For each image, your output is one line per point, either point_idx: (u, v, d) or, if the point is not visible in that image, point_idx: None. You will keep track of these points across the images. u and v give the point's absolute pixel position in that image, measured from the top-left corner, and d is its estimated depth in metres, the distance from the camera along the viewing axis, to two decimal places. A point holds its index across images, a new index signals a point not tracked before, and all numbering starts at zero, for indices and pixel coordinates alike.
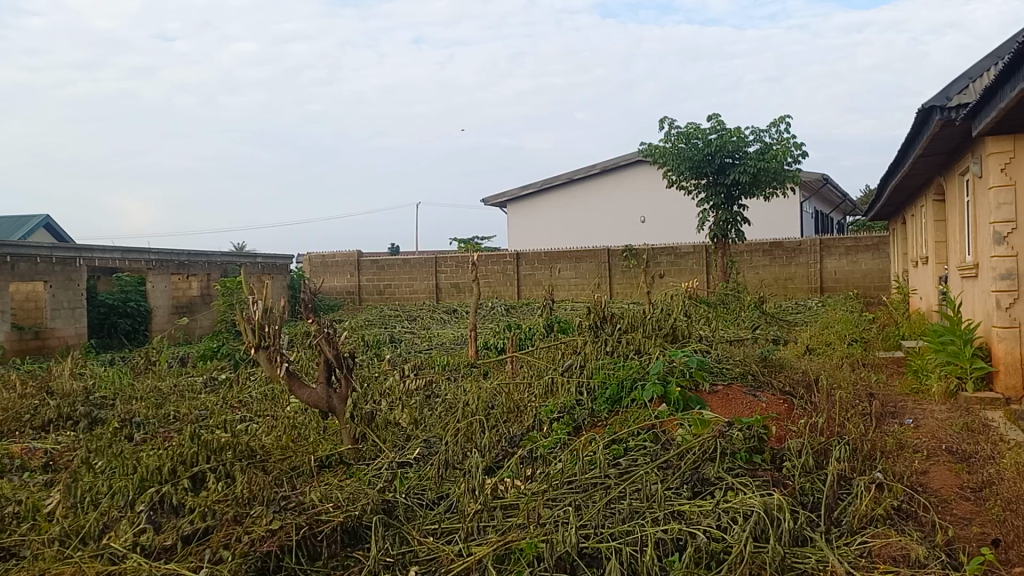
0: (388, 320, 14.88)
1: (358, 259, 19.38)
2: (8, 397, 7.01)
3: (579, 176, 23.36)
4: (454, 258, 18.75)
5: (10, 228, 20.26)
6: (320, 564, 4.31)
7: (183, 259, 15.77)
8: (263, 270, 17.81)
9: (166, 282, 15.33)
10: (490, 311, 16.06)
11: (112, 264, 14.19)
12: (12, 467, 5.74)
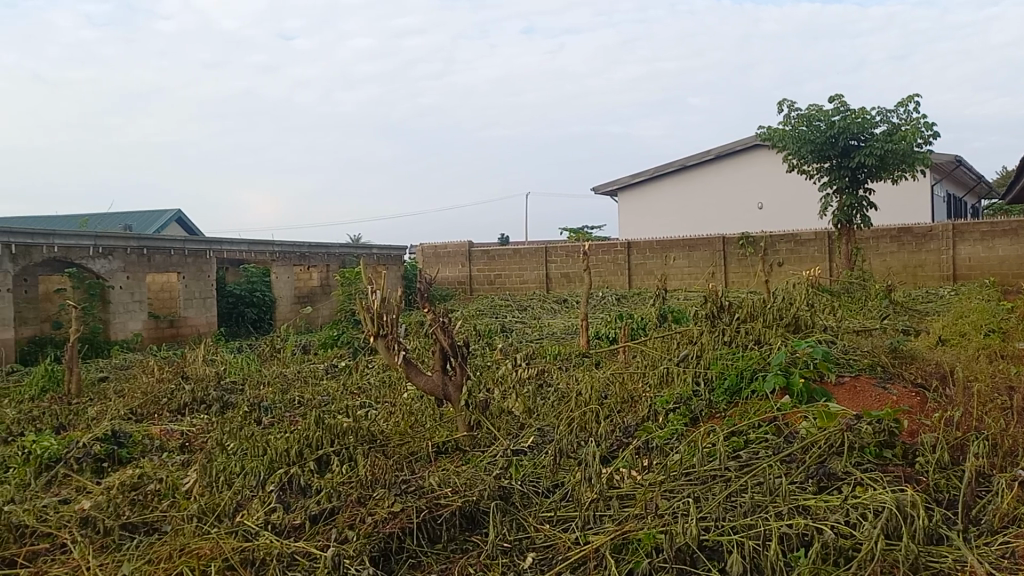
0: (498, 310, 15.02)
1: (469, 250, 19.64)
2: (147, 381, 7.48)
3: (692, 162, 22.95)
4: (564, 247, 18.76)
5: (145, 221, 21.49)
6: (440, 546, 4.44)
7: (305, 251, 16.39)
8: (377, 261, 18.30)
9: (289, 273, 15.99)
10: (601, 301, 16.00)
11: (240, 255, 14.89)
12: (152, 448, 6.11)
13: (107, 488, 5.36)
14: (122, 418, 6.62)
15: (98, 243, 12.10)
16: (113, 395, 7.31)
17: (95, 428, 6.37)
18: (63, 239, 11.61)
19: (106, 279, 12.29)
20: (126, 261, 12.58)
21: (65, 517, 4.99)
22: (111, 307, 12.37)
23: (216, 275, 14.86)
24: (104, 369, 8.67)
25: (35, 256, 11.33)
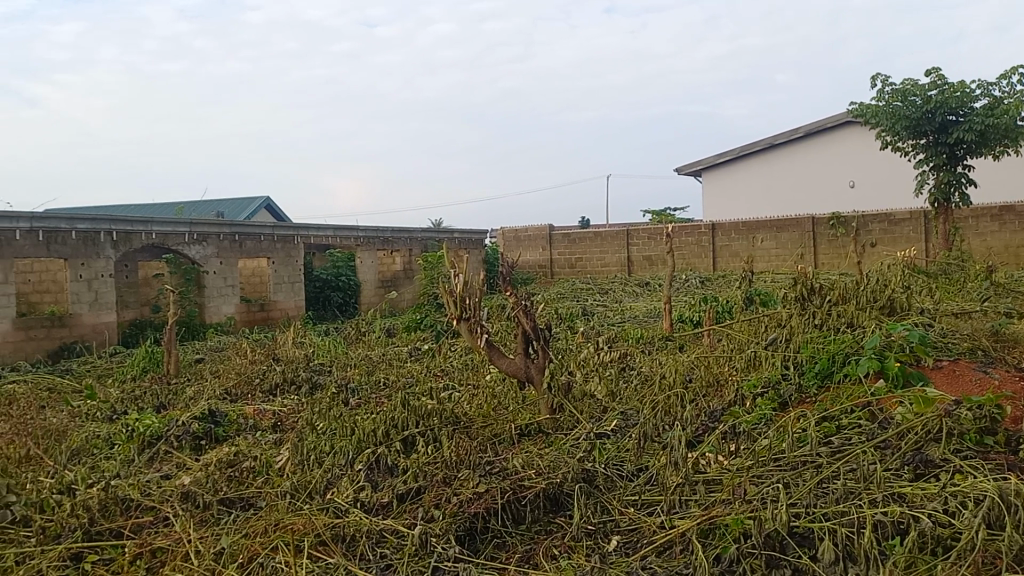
0: (579, 293, 14.98)
1: (549, 233, 19.64)
2: (241, 363, 7.76)
3: (780, 141, 22.38)
4: (646, 230, 18.56)
5: (237, 208, 22.21)
6: (524, 528, 4.48)
7: (388, 236, 16.68)
8: (459, 246, 18.48)
9: (373, 258, 16.29)
10: (684, 283, 15.78)
11: (325, 241, 15.27)
12: (247, 426, 6.35)
13: (205, 465, 5.60)
14: (217, 398, 6.89)
15: (193, 229, 12.61)
16: (209, 376, 7.62)
17: (193, 407, 6.65)
18: (161, 226, 12.15)
19: (201, 265, 12.80)
20: (219, 247, 13.05)
21: (167, 492, 5.24)
22: (205, 292, 12.87)
23: (304, 260, 15.27)
24: (201, 350, 9.03)
25: (135, 242, 11.92)
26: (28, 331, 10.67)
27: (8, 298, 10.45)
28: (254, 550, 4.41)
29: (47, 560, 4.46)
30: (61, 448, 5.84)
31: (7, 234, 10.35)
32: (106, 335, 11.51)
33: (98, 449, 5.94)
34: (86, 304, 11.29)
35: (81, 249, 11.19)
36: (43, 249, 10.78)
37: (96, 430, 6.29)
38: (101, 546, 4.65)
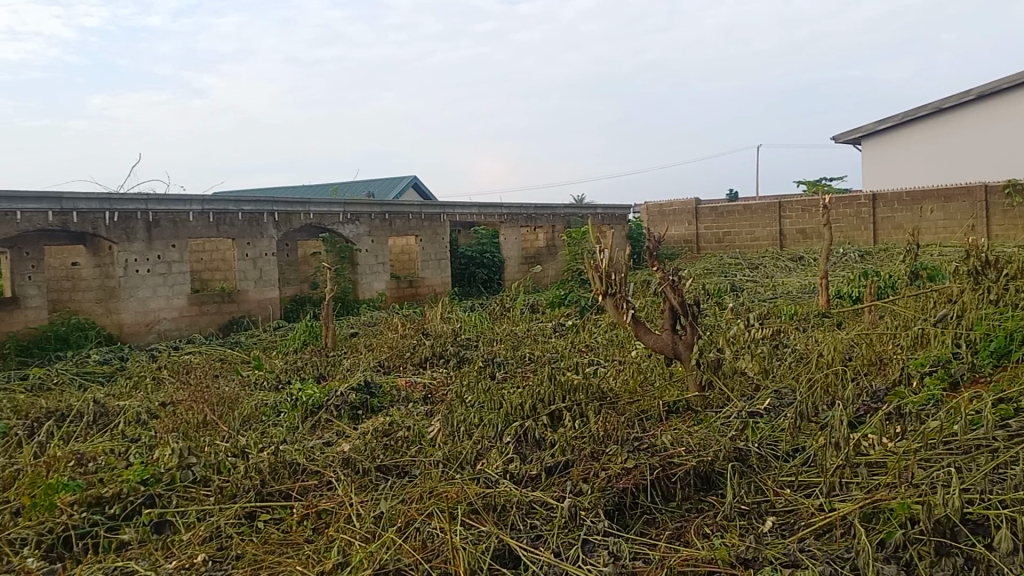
0: (728, 269, 14.57)
1: (696, 207, 19.16)
2: (393, 337, 8.09)
3: (949, 105, 20.89)
4: (800, 201, 18.05)
5: (386, 187, 22.96)
6: (675, 505, 4.45)
7: (531, 212, 16.81)
8: (602, 221, 18.41)
9: (516, 235, 16.46)
10: (841, 257, 15.05)
11: (470, 218, 15.60)
12: (400, 398, 6.62)
13: (362, 433, 5.89)
14: (372, 370, 7.22)
15: (347, 209, 13.18)
16: (364, 349, 7.97)
17: (350, 378, 7.00)
18: (318, 207, 12.76)
19: (354, 242, 13.38)
20: (371, 226, 13.60)
21: (328, 458, 5.55)
22: (359, 269, 13.47)
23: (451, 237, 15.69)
24: (355, 325, 9.45)
25: (295, 222, 12.59)
26: (202, 306, 11.54)
27: (184, 275, 11.33)
28: (411, 515, 4.61)
29: (225, 517, 4.84)
30: (233, 415, 6.29)
31: (182, 216, 11.19)
32: (270, 310, 12.31)
33: (266, 416, 6.36)
34: (252, 281, 12.06)
35: (247, 230, 11.94)
36: (213, 229, 11.60)
37: (263, 398, 6.74)
38: (271, 506, 4.99)
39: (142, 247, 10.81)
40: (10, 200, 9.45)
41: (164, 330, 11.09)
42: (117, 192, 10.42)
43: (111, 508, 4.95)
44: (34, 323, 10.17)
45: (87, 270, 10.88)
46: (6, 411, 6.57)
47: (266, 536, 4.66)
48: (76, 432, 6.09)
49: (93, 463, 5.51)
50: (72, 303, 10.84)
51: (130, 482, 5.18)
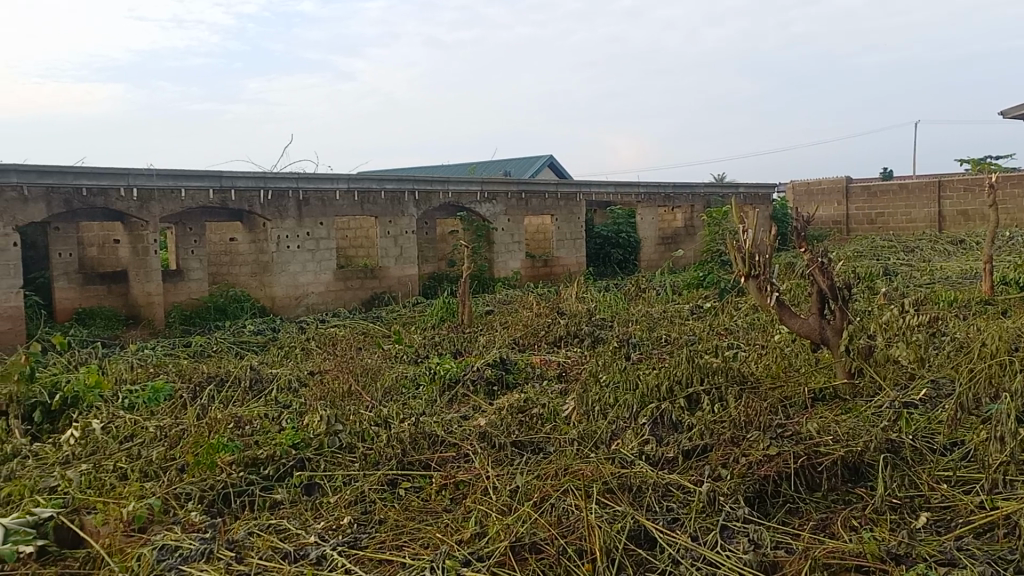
0: (879, 251, 13.85)
1: (846, 186, 18.37)
2: (528, 315, 8.18)
3: None
4: (963, 181, 16.87)
5: (523, 167, 23.08)
6: (820, 496, 4.29)
7: (669, 192, 16.50)
8: (744, 201, 17.89)
9: (653, 214, 16.25)
10: (1008, 241, 13.99)
11: (607, 198, 15.51)
12: (535, 375, 6.69)
13: (498, 408, 5.99)
14: (507, 347, 7.33)
15: (485, 188, 13.37)
16: (499, 327, 8.09)
17: (486, 354, 7.14)
18: (456, 186, 13.01)
19: (490, 221, 13.58)
20: (507, 205, 13.75)
21: (466, 431, 5.68)
22: (495, 248, 13.68)
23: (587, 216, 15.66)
24: (490, 303, 9.59)
25: (434, 201, 12.87)
26: (346, 281, 12.05)
27: (330, 252, 11.84)
28: (546, 491, 4.66)
29: (368, 483, 5.05)
30: (375, 386, 6.54)
31: (329, 194, 11.67)
32: (410, 287, 12.69)
33: (406, 388, 6.58)
34: (393, 258, 12.47)
35: (389, 208, 12.33)
36: (358, 208, 12.03)
37: (404, 370, 6.97)
38: (411, 474, 5.17)
39: (293, 224, 11.38)
40: (176, 179, 10.21)
41: (312, 303, 11.68)
42: (271, 172, 10.98)
43: (266, 469, 5.26)
44: (196, 294, 11.03)
45: (243, 246, 11.57)
46: (172, 375, 7.09)
47: (407, 503, 4.83)
48: (233, 397, 6.50)
49: (249, 427, 5.87)
50: (229, 276, 11.67)
51: (282, 445, 5.50)
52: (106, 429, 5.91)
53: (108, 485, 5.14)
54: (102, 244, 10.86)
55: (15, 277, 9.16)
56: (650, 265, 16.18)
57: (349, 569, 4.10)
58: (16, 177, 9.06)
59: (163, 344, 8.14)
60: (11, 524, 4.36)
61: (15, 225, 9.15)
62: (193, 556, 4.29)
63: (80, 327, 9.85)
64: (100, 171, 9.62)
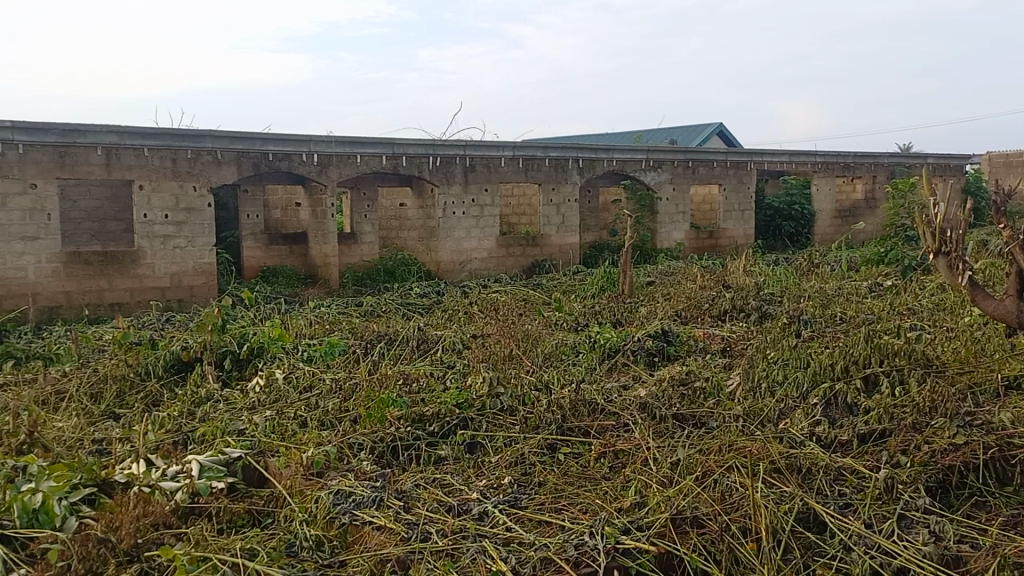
0: None
1: None
2: (692, 287, 8.02)
3: None
4: None
5: (690, 134, 22.47)
6: (1011, 491, 4.05)
7: (849, 161, 15.61)
8: (932, 171, 16.66)
9: (830, 185, 15.47)
10: None
11: (780, 167, 14.89)
12: (697, 348, 6.57)
13: (659, 380, 5.93)
14: (669, 319, 7.23)
15: (650, 157, 13.17)
16: (661, 298, 7.98)
17: (648, 325, 7.06)
18: (621, 153, 12.88)
19: (655, 190, 13.37)
20: (673, 173, 13.48)
21: (627, 400, 5.66)
22: (658, 217, 13.47)
23: (757, 186, 15.13)
24: (652, 274, 9.47)
25: (598, 168, 12.80)
26: (509, 248, 12.26)
27: (494, 218, 12.06)
28: (709, 467, 4.58)
29: (528, 446, 5.13)
30: (536, 351, 6.63)
31: (495, 161, 11.85)
32: (570, 255, 12.74)
33: (566, 355, 6.62)
34: (555, 226, 12.55)
35: (552, 175, 12.38)
36: (522, 174, 12.16)
37: (564, 337, 7.02)
38: (570, 440, 5.20)
39: (459, 190, 11.66)
40: (352, 145, 10.67)
41: (475, 269, 11.98)
42: (440, 139, 11.27)
43: (431, 426, 5.45)
44: (368, 256, 11.56)
45: (412, 211, 11.99)
46: (345, 331, 7.48)
47: (566, 468, 4.87)
48: (401, 356, 6.79)
49: (416, 384, 6.12)
50: (399, 240, 12.16)
51: (447, 404, 5.68)
52: (288, 380, 6.33)
53: (290, 431, 5.50)
54: (284, 206, 11.55)
55: (210, 235, 9.98)
56: (823, 240, 15.39)
57: (509, 527, 4.21)
58: (211, 142, 9.78)
59: (337, 303, 8.59)
60: (205, 462, 4.82)
61: (209, 187, 9.90)
62: (365, 503, 4.54)
63: (264, 283, 10.59)
64: (284, 137, 10.22)
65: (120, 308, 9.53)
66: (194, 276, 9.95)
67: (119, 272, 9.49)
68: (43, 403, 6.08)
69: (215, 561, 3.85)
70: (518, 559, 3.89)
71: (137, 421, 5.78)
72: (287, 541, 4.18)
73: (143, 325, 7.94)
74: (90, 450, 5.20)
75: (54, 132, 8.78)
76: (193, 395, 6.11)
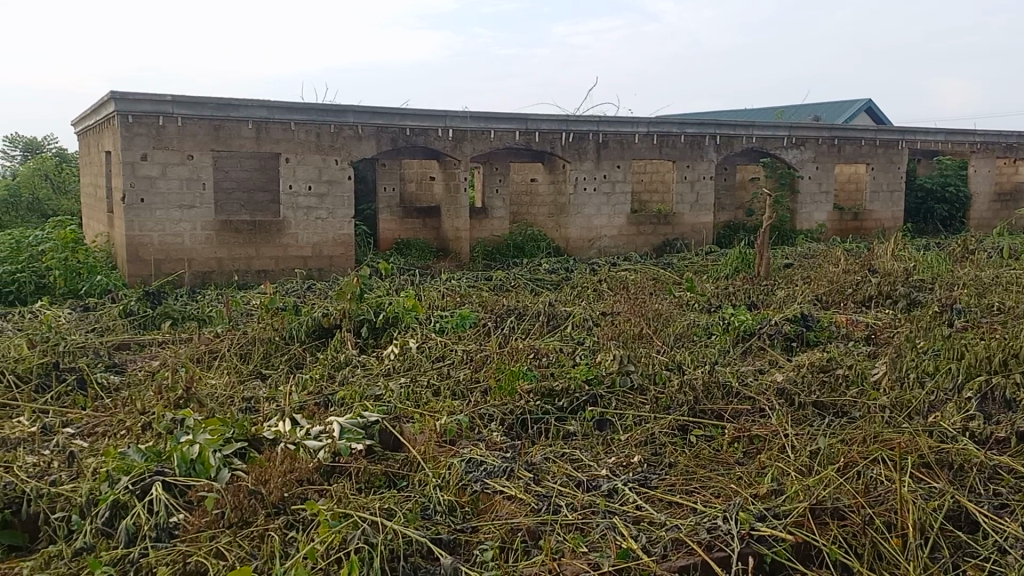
0: None
1: None
2: (835, 271, 7.71)
3: None
4: None
5: (834, 111, 21.47)
6: None
7: (1011, 141, 14.59)
8: None
9: (990, 166, 14.49)
10: None
11: (934, 146, 14.05)
12: (839, 335, 6.34)
13: (798, 366, 5.75)
14: (809, 304, 6.99)
15: (792, 134, 12.70)
16: (800, 281, 7.70)
17: (786, 309, 6.84)
18: (761, 131, 12.47)
19: (796, 169, 12.89)
20: (817, 151, 12.95)
21: (763, 385, 5.50)
22: (799, 197, 12.98)
23: (908, 166, 14.36)
24: (790, 256, 9.16)
25: (736, 146, 12.44)
26: (640, 227, 12.10)
27: (626, 196, 11.93)
28: (852, 457, 4.40)
29: (659, 426, 5.07)
30: (668, 330, 6.53)
31: (629, 137, 11.71)
32: (703, 235, 12.47)
33: (699, 337, 6.49)
34: (688, 204, 12.30)
35: (688, 152, 12.12)
36: (656, 151, 11.95)
37: (696, 318, 6.89)
38: (703, 422, 5.11)
39: (592, 166, 11.61)
40: (487, 121, 10.79)
41: (605, 246, 11.91)
42: (574, 114, 11.23)
43: (561, 400, 5.47)
44: (498, 231, 11.69)
45: (543, 186, 12.01)
46: (475, 304, 7.61)
47: (698, 451, 4.79)
48: (531, 330, 6.85)
49: (546, 358, 6.16)
50: (529, 216, 12.22)
51: (577, 379, 5.68)
52: (421, 349, 6.50)
53: (423, 399, 5.65)
54: (419, 180, 11.82)
55: (349, 207, 10.33)
56: (979, 226, 14.51)
57: (639, 506, 4.17)
58: (352, 117, 10.10)
59: (468, 276, 8.74)
60: (345, 423, 5.03)
61: (350, 160, 10.24)
62: (496, 472, 4.60)
63: (399, 255, 10.91)
64: (422, 112, 10.44)
65: (266, 274, 10.02)
66: (334, 247, 10.34)
67: (266, 241, 9.97)
68: (198, 361, 6.49)
69: (355, 518, 3.98)
70: (648, 538, 3.86)
71: (282, 382, 6.08)
72: (422, 503, 4.28)
73: (287, 292, 8.34)
74: (240, 406, 5.52)
75: (209, 107, 9.28)
76: (333, 359, 6.38)
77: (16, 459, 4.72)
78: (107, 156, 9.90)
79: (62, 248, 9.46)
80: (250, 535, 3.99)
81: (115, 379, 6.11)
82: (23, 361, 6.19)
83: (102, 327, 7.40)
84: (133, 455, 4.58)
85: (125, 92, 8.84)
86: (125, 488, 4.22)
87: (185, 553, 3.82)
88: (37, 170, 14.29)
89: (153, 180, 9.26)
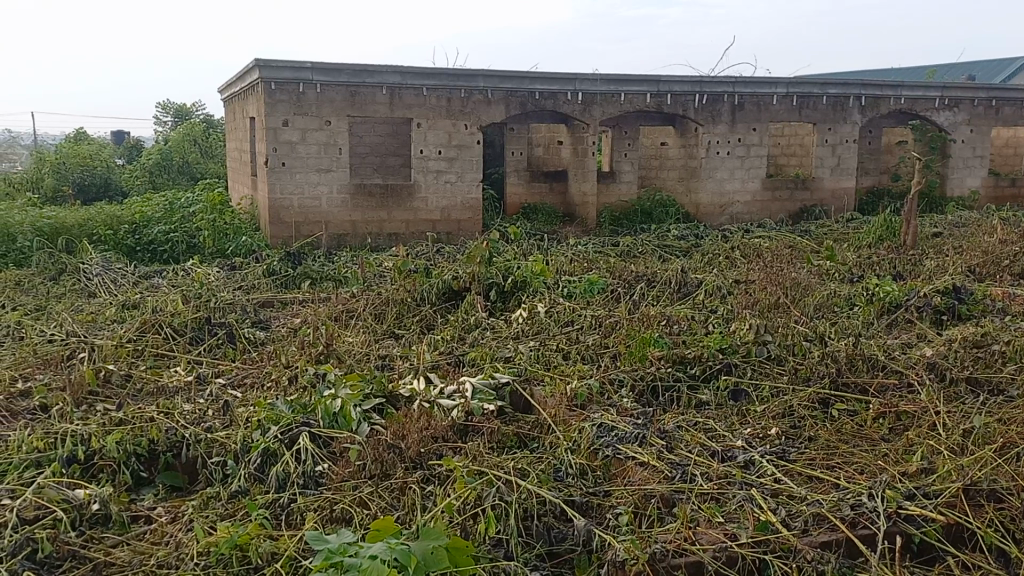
0: None
1: None
2: (989, 242, 7.26)
3: None
4: None
5: (990, 72, 20.04)
6: None
7: None
8: None
9: None
10: None
11: None
12: (995, 309, 5.96)
13: (949, 340, 5.45)
14: (961, 275, 6.59)
15: (944, 95, 11.92)
16: (950, 252, 7.28)
17: (935, 281, 6.48)
18: (911, 91, 11.76)
19: (948, 132, 12.12)
20: (972, 113, 12.13)
21: (911, 359, 5.25)
22: (950, 162, 12.22)
23: None
24: (939, 224, 8.66)
25: (882, 108, 11.78)
26: (775, 192, 11.68)
27: (760, 160, 11.54)
28: (1012, 438, 4.15)
29: (798, 399, 4.91)
30: (807, 300, 6.30)
31: (766, 99, 11.28)
32: (844, 201, 11.92)
33: (840, 308, 6.24)
34: (829, 168, 11.76)
35: (830, 115, 11.57)
36: (795, 114, 11.46)
37: (836, 288, 6.61)
38: (846, 397, 4.92)
39: (725, 129, 11.26)
40: (617, 84, 10.64)
41: (736, 213, 11.58)
42: (709, 76, 10.90)
43: (693, 368, 5.38)
44: (625, 197, 11.56)
45: (673, 150, 11.76)
46: (603, 270, 7.56)
47: (840, 426, 4.61)
48: (662, 298, 6.77)
49: (677, 326, 6.06)
50: (657, 180, 11.99)
51: (709, 348, 5.54)
52: (549, 313, 6.52)
53: (553, 363, 5.67)
54: (547, 144, 11.82)
55: (478, 171, 10.43)
56: None
57: (779, 479, 4.05)
58: (483, 81, 10.16)
59: (594, 241, 8.69)
60: (477, 384, 5.13)
61: (479, 125, 10.31)
62: (628, 438, 4.57)
63: (526, 220, 10.97)
64: (552, 76, 10.39)
65: (397, 237, 10.28)
66: (462, 211, 10.50)
67: (397, 204, 10.21)
68: (336, 319, 6.76)
69: (489, 476, 4.03)
70: (788, 512, 3.75)
71: (415, 343, 6.25)
72: (554, 465, 4.30)
73: (417, 255, 8.53)
74: (377, 363, 5.72)
75: (346, 73, 9.53)
76: (463, 321, 6.49)
77: (175, 406, 5.04)
78: (251, 122, 10.33)
79: (209, 211, 10.02)
80: (390, 488, 4.12)
81: (260, 335, 6.44)
82: (179, 314, 6.59)
83: (247, 285, 7.79)
84: (280, 407, 4.80)
85: (268, 60, 9.18)
86: (275, 437, 4.44)
87: (331, 501, 4.00)
88: (186, 135, 15.16)
89: (294, 145, 9.62)
